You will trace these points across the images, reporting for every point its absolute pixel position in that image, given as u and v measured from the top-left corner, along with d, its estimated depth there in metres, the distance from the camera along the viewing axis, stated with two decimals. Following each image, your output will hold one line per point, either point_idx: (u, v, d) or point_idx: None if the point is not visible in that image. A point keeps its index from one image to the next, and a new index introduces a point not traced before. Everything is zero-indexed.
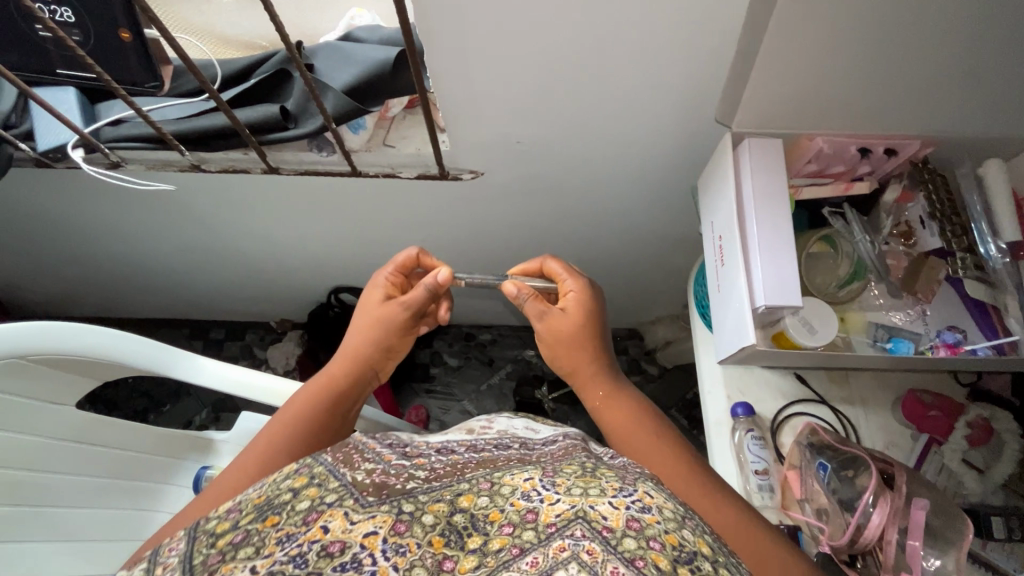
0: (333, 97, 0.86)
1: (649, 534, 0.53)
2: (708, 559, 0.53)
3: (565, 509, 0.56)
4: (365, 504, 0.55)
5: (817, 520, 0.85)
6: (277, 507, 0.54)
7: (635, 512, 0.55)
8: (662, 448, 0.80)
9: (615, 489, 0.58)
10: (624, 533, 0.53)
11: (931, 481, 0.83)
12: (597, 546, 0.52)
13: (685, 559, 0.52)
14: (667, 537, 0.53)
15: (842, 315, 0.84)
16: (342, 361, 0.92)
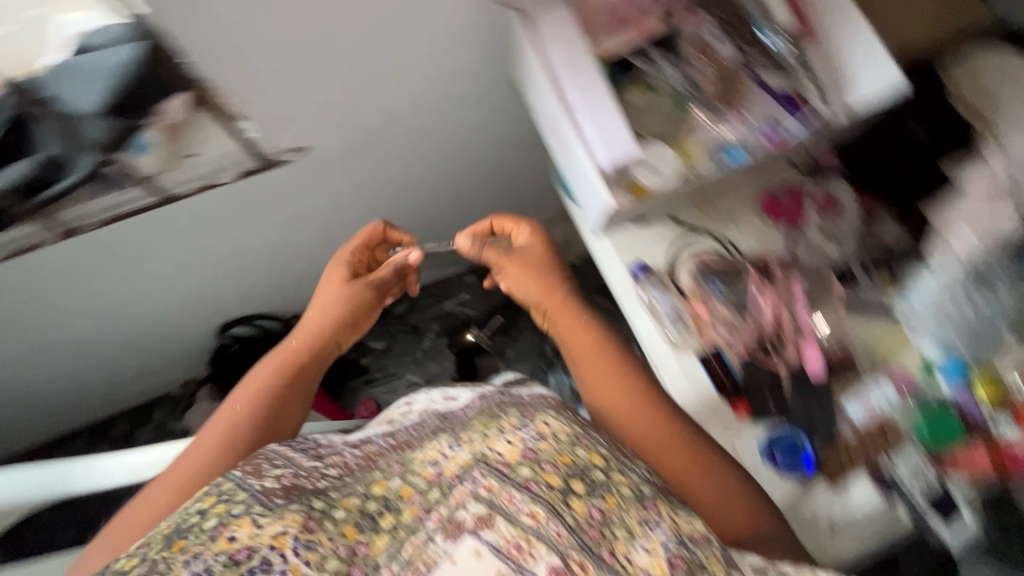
0: (93, 124, 0.75)
1: (542, 459, 0.64)
2: (601, 468, 0.65)
3: (469, 456, 0.66)
4: (275, 506, 0.59)
5: (728, 333, 0.85)
6: (184, 531, 0.57)
7: (530, 443, 0.66)
8: (609, 372, 0.79)
9: (516, 425, 0.69)
10: (519, 464, 0.64)
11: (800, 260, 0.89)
12: (495, 483, 0.62)
13: (580, 472, 0.64)
14: (558, 458, 0.64)
15: (681, 147, 0.76)
16: (287, 357, 0.86)
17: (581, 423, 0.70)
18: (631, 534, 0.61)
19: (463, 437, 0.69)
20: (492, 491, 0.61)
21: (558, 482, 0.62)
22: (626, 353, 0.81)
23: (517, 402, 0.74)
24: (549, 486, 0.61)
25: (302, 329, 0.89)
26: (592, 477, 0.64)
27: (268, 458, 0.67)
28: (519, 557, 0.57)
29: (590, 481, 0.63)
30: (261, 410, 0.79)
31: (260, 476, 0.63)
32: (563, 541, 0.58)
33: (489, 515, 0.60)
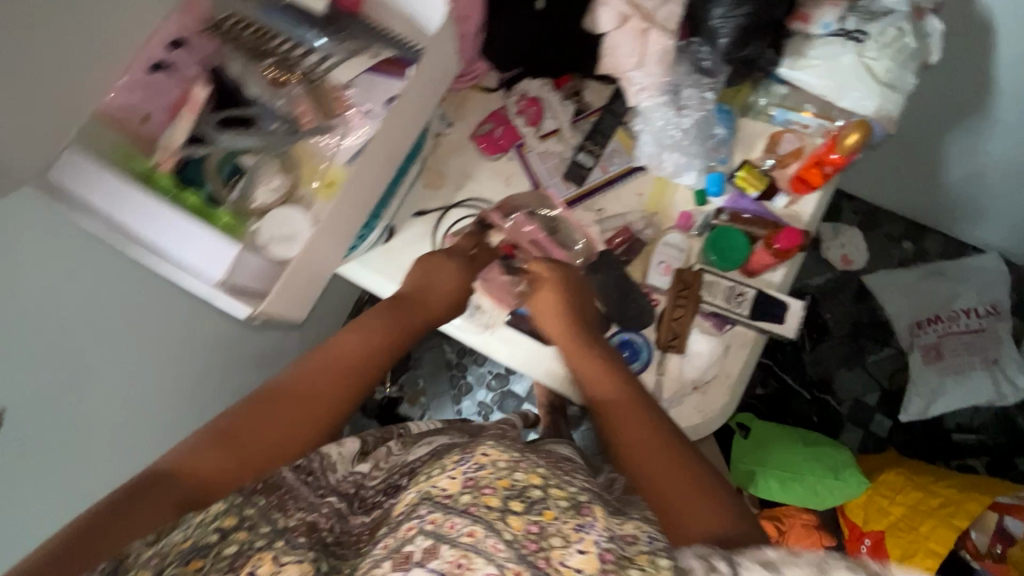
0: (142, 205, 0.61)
1: (492, 494, 0.53)
2: (537, 486, 0.56)
3: (414, 496, 0.57)
4: (296, 545, 0.50)
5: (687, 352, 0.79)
6: (203, 548, 0.46)
7: (489, 480, 0.54)
8: (619, 402, 0.69)
9: (452, 464, 0.59)
10: (478, 499, 0.53)
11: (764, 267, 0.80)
12: (438, 515, 0.52)
13: (517, 492, 0.54)
14: (498, 482, 0.55)
15: (657, 196, 0.86)
16: (409, 314, 0.77)
17: (517, 450, 0.62)
18: (566, 541, 0.51)
19: (415, 481, 0.60)
20: (436, 523, 0.51)
21: (495, 504, 0.52)
22: (608, 372, 0.72)
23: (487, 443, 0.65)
24: (484, 508, 0.52)
25: (415, 283, 0.80)
26: (530, 496, 0.54)
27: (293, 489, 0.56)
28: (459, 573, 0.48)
29: (529, 499, 0.53)
30: (296, 425, 0.62)
31: (282, 515, 0.53)
32: (499, 553, 0.49)
33: (433, 546, 0.49)
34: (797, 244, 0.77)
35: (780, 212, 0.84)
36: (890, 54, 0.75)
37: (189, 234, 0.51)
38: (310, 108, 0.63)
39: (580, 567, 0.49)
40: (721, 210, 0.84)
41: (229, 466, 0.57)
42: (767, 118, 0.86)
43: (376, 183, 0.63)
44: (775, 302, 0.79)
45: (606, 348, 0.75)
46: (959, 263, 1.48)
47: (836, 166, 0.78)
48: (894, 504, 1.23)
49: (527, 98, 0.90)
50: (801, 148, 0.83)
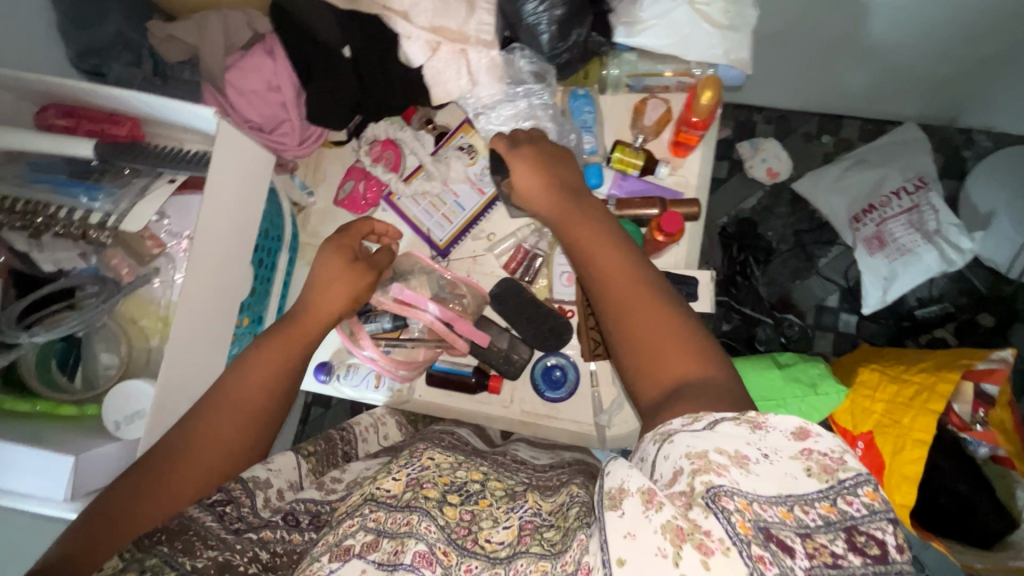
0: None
1: (423, 482, 0.51)
2: (477, 481, 0.54)
3: (357, 498, 0.50)
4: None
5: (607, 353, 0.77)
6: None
7: (416, 474, 0.51)
8: (607, 260, 0.57)
9: (399, 464, 0.53)
10: (408, 489, 0.49)
11: (667, 248, 0.77)
12: (381, 513, 0.47)
13: (456, 488, 0.52)
14: (439, 479, 0.52)
15: None
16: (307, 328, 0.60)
17: (463, 454, 0.60)
18: (494, 521, 0.49)
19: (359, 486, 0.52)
20: (378, 521, 0.47)
21: (435, 496, 0.50)
22: (632, 267, 0.56)
23: (435, 441, 0.61)
24: (423, 500, 0.49)
25: (327, 288, 0.62)
26: (469, 490, 0.52)
27: (203, 529, 0.47)
28: (393, 559, 0.44)
29: (467, 492, 0.52)
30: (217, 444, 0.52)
31: (191, 557, 0.45)
32: (429, 532, 0.46)
33: (374, 540, 0.46)
34: (678, 226, 0.73)
35: (666, 183, 0.80)
36: None
37: (17, 461, 0.46)
38: (124, 258, 0.57)
39: (503, 541, 0.47)
40: (607, 199, 0.80)
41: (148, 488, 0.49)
42: (626, 89, 0.82)
43: (218, 306, 0.58)
44: (683, 281, 0.76)
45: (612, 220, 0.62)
46: (877, 145, 1.47)
47: (704, 125, 0.75)
48: (875, 401, 1.04)
49: (380, 142, 0.83)
50: (666, 112, 0.79)
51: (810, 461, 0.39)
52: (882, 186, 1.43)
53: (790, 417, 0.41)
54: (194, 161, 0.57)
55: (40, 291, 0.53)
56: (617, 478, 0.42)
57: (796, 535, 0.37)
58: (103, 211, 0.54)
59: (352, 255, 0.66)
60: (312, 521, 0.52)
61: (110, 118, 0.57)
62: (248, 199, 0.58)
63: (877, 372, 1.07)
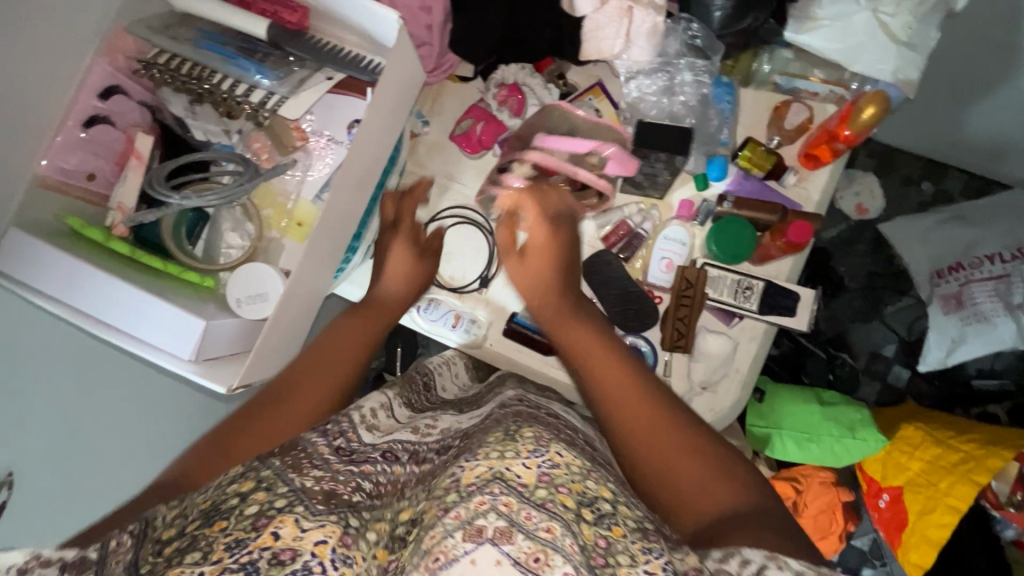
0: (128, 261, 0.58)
1: (558, 480, 0.45)
2: (610, 500, 0.45)
3: (485, 471, 0.45)
4: (316, 511, 0.43)
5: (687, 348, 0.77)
6: (226, 509, 0.43)
7: (547, 466, 0.45)
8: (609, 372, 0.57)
9: (526, 446, 0.47)
10: (538, 485, 0.44)
11: (775, 258, 0.76)
12: (513, 499, 0.42)
13: (588, 501, 0.44)
14: (572, 484, 0.45)
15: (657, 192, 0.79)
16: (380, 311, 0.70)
17: (585, 455, 0.51)
18: (633, 560, 0.41)
19: (478, 452, 0.48)
20: (510, 507, 0.42)
21: (570, 505, 0.43)
22: (631, 375, 0.57)
23: (550, 428, 0.54)
24: (559, 507, 0.43)
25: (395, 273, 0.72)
26: (599, 509, 0.44)
27: (310, 448, 0.50)
28: (537, 568, 0.40)
29: (601, 511, 0.44)
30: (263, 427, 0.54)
31: (299, 474, 0.47)
32: (575, 553, 0.40)
33: (506, 528, 0.41)
34: (806, 238, 0.72)
35: (788, 192, 0.78)
36: (909, 8, 0.67)
37: (156, 314, 0.48)
38: (266, 144, 0.58)
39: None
40: (725, 194, 0.78)
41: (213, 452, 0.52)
42: (772, 87, 0.79)
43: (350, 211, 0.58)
44: (785, 295, 0.74)
45: (599, 320, 0.65)
46: (981, 203, 1.40)
47: (847, 143, 0.72)
48: (914, 458, 0.98)
49: (508, 86, 0.79)
50: (809, 119, 0.76)
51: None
52: (977, 247, 1.35)
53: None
54: (356, 65, 0.58)
55: (187, 155, 0.55)
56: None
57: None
58: (268, 90, 0.56)
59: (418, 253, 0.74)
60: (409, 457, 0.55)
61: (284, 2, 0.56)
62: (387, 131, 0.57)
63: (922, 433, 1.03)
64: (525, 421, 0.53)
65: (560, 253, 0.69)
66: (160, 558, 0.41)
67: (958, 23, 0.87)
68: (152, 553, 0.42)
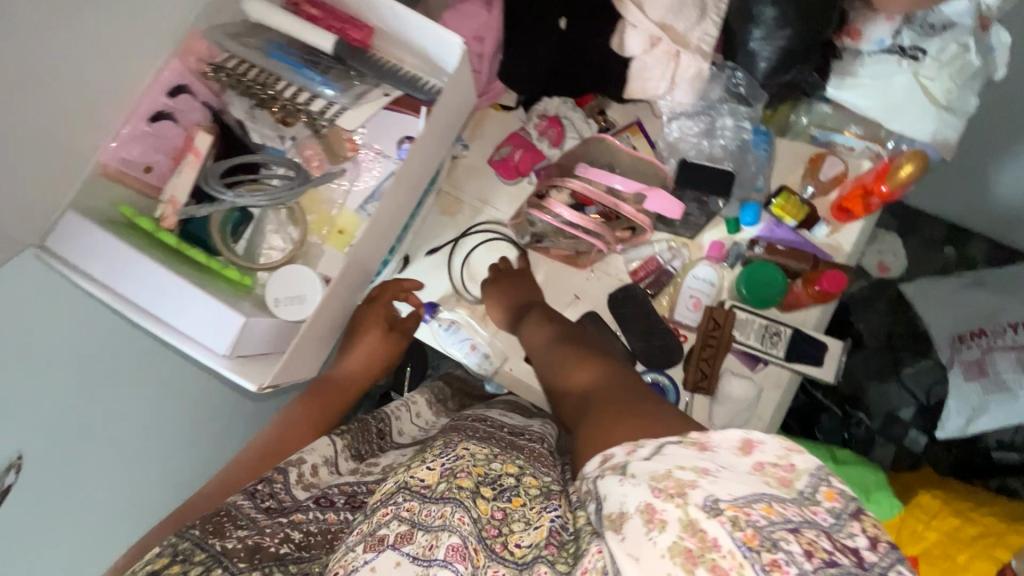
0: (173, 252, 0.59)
1: (457, 472, 0.46)
2: (514, 476, 0.48)
3: (389, 487, 0.47)
4: (234, 573, 0.44)
5: (708, 389, 0.76)
6: None
7: (451, 464, 0.47)
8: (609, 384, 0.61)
9: (433, 452, 0.50)
10: (439, 482, 0.45)
11: (805, 306, 0.75)
12: (415, 504, 0.44)
13: (489, 480, 0.47)
14: (475, 468, 0.47)
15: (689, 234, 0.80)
16: (338, 391, 0.76)
17: (498, 445, 0.55)
18: (527, 524, 0.44)
19: (393, 474, 0.49)
20: (411, 512, 0.43)
21: (468, 487, 0.45)
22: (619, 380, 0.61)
23: (465, 431, 0.57)
24: (456, 491, 0.44)
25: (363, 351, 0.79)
26: (502, 484, 0.47)
27: (236, 511, 0.49)
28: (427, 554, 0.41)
29: (501, 486, 0.47)
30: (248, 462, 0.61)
31: (220, 538, 0.47)
32: (463, 524, 0.41)
33: (408, 531, 0.42)
34: (839, 288, 0.72)
35: (820, 242, 0.78)
36: (950, 73, 0.68)
37: (192, 307, 0.49)
38: (318, 151, 0.60)
39: (532, 543, 0.42)
40: (756, 239, 0.78)
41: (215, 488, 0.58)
42: (808, 139, 0.80)
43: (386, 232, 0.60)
44: (813, 344, 0.74)
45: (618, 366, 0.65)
46: (1002, 272, 1.41)
47: (882, 198, 0.73)
48: (929, 529, 0.95)
49: (548, 118, 0.81)
50: (844, 171, 0.77)
51: (767, 474, 0.37)
52: (1000, 315, 1.33)
53: (732, 432, 0.40)
54: (414, 85, 0.60)
55: (242, 157, 0.57)
56: (618, 497, 0.39)
57: (791, 528, 0.34)
58: (329, 100, 0.59)
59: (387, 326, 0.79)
60: (343, 502, 0.53)
61: (350, 21, 0.58)
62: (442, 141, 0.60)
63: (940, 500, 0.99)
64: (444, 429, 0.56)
65: (517, 283, 0.80)
66: None
67: (993, 93, 0.88)
68: None
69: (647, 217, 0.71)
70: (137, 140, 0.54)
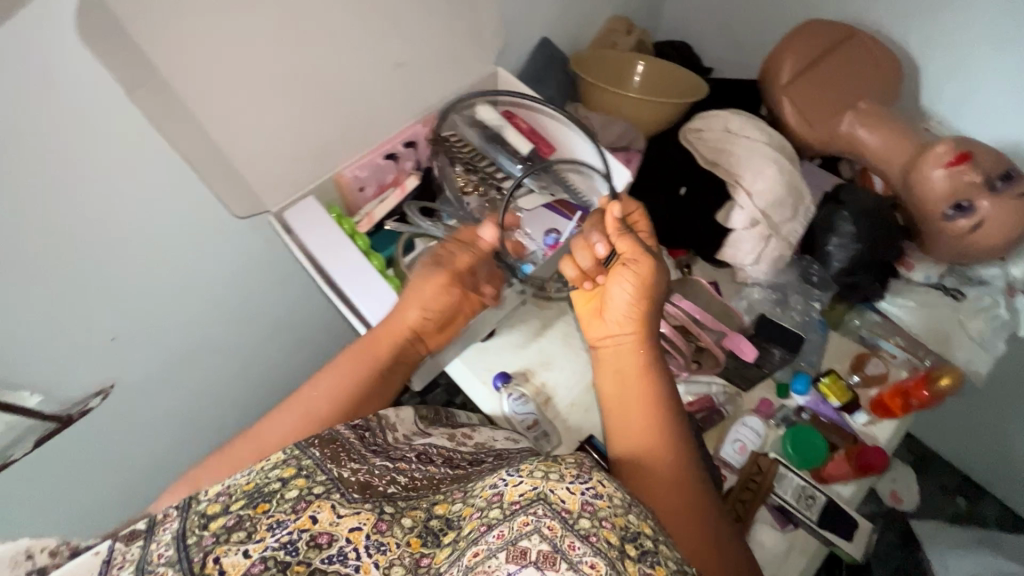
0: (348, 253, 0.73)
1: (601, 515, 0.46)
2: (652, 538, 0.46)
3: (526, 489, 0.48)
4: (351, 499, 0.48)
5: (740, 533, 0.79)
6: (266, 493, 0.46)
7: (589, 496, 0.47)
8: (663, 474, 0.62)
9: (570, 471, 0.50)
10: (578, 513, 0.46)
11: (843, 478, 0.81)
12: (555, 525, 0.45)
13: (629, 537, 0.46)
14: (616, 519, 0.46)
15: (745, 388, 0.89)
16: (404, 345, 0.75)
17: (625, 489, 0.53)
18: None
19: (522, 469, 0.51)
20: (552, 532, 0.45)
21: (613, 541, 0.45)
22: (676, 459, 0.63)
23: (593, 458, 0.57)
24: (602, 543, 0.44)
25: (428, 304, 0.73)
26: (641, 545, 0.46)
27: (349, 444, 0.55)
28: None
29: (643, 549, 0.45)
30: (353, 377, 0.66)
31: (337, 464, 0.52)
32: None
33: (549, 555, 0.44)
34: (884, 461, 0.80)
35: (859, 428, 0.85)
36: (978, 321, 0.87)
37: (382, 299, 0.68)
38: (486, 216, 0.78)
39: None
40: (802, 406, 0.87)
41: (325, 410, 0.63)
42: (858, 338, 0.92)
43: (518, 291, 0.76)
44: (844, 518, 0.79)
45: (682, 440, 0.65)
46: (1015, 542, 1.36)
47: (922, 402, 0.83)
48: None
49: None
50: (886, 374, 0.87)
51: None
52: None
53: None
54: (574, 195, 0.80)
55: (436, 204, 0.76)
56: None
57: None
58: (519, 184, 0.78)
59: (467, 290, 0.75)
60: (443, 461, 0.62)
61: (545, 142, 0.81)
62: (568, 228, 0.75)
63: None
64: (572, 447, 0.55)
65: (650, 302, 0.69)
66: (207, 533, 0.43)
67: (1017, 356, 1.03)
68: (197, 527, 0.43)
69: (723, 351, 0.85)
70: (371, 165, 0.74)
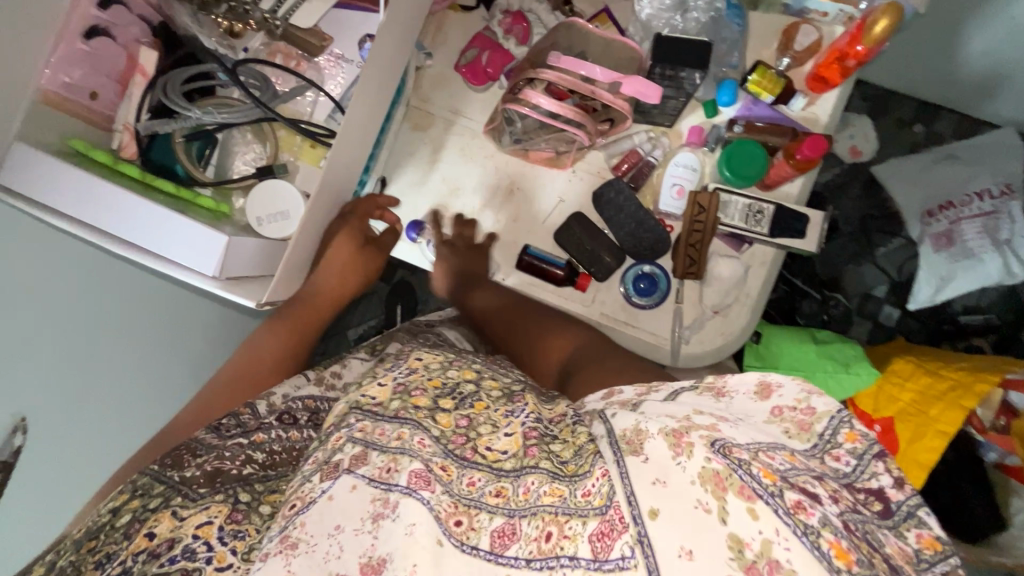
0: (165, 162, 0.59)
1: (411, 390, 0.54)
2: (468, 382, 0.57)
3: (344, 407, 0.55)
4: (198, 496, 0.52)
5: (694, 271, 0.77)
6: (99, 528, 0.50)
7: (399, 379, 0.55)
8: (605, 367, 0.66)
9: (388, 371, 0.57)
10: (392, 399, 0.53)
11: (785, 180, 0.76)
12: (367, 422, 0.51)
13: (447, 391, 0.55)
14: (428, 382, 0.55)
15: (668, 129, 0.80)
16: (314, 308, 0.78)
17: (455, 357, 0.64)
18: (493, 428, 0.51)
19: (351, 390, 0.58)
20: (364, 432, 0.50)
21: (424, 404, 0.52)
22: (627, 358, 0.67)
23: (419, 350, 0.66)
24: (411, 411, 0.51)
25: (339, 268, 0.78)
26: (460, 392, 0.55)
27: (192, 445, 0.57)
28: (387, 478, 0.46)
29: (459, 396, 0.54)
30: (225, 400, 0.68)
31: (180, 470, 0.54)
32: (425, 448, 0.48)
33: (362, 452, 0.48)
34: (819, 152, 0.71)
35: (797, 116, 0.77)
36: None
37: (179, 230, 0.48)
38: (291, 52, 0.62)
39: (506, 451, 0.48)
40: (735, 120, 0.77)
41: (189, 409, 0.67)
42: (781, 9, 0.77)
43: (365, 122, 0.56)
44: (794, 217, 0.75)
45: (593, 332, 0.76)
46: (979, 141, 1.25)
47: (862, 60, 0.71)
48: (904, 390, 0.99)
49: (513, 15, 0.79)
50: (819, 41, 0.75)
51: (785, 421, 0.42)
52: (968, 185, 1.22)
53: None
54: None
55: (213, 77, 0.59)
56: (632, 420, 0.44)
57: (814, 479, 0.38)
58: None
59: (360, 241, 0.78)
60: (307, 419, 0.65)
61: None
62: (390, 76, 0.58)
63: (911, 363, 1.01)
64: (400, 353, 0.64)
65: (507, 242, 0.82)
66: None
67: None
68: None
69: (625, 102, 0.67)
70: (77, 61, 0.52)
